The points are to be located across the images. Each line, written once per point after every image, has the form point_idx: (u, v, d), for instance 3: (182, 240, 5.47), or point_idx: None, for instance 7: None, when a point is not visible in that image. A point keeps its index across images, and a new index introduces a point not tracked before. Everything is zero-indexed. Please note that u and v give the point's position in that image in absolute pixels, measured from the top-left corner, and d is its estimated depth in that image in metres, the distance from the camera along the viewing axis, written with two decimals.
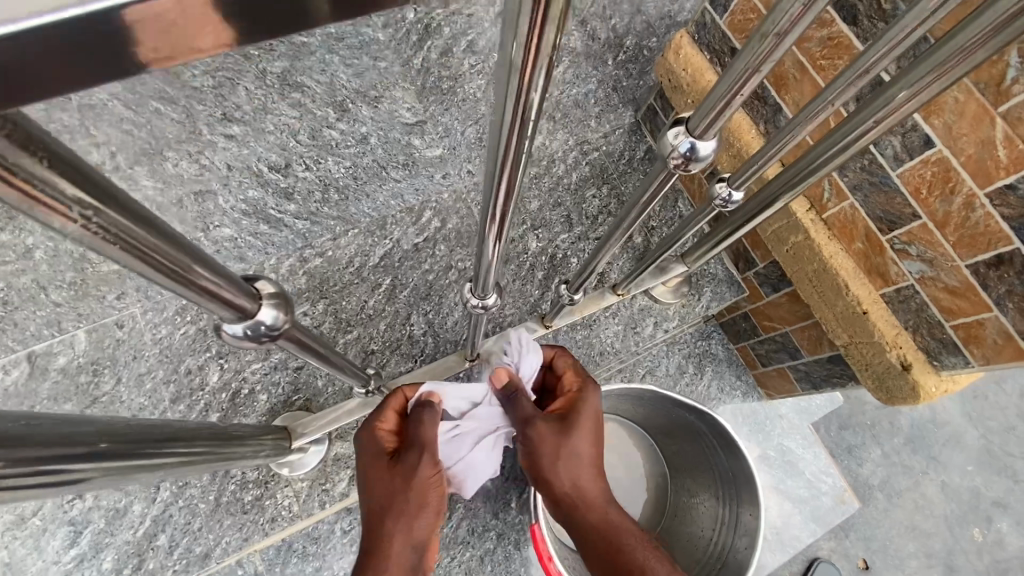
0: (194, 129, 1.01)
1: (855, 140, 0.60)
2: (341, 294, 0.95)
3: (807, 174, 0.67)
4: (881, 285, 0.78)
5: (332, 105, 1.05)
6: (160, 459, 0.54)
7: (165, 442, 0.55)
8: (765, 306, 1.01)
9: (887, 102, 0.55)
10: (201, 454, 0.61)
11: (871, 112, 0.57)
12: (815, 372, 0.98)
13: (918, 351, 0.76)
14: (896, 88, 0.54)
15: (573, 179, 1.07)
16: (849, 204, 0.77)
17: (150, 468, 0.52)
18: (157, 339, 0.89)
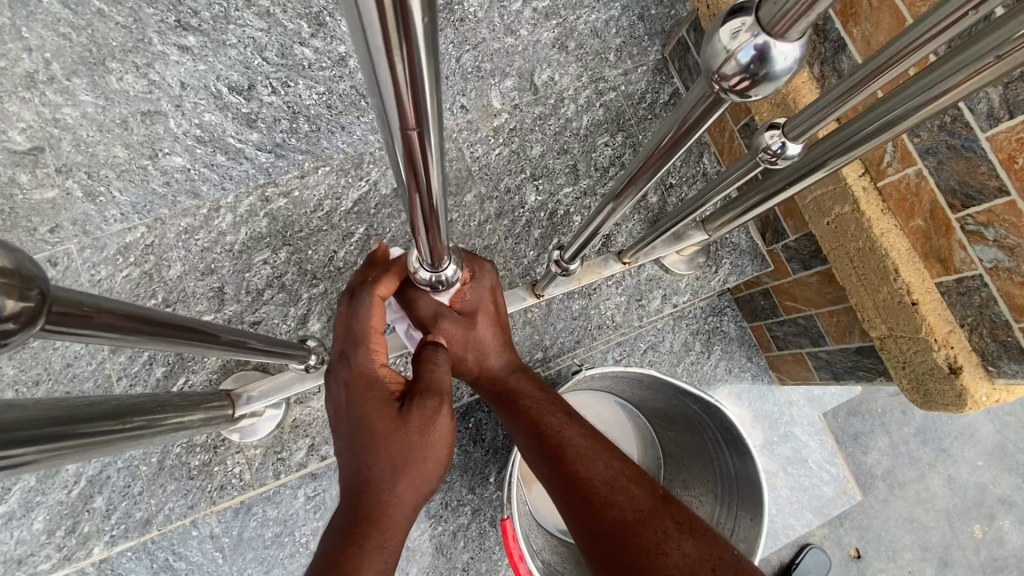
0: (143, 38, 0.84)
1: (942, 94, 0.46)
2: (307, 243, 0.83)
3: (868, 133, 0.53)
4: (937, 272, 0.65)
5: (307, 17, 0.87)
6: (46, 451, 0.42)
7: (73, 423, 0.45)
8: (790, 284, 0.89)
9: (1004, 41, 0.40)
10: (108, 426, 0.50)
11: (977, 50, 0.42)
12: (838, 362, 0.88)
13: (970, 352, 0.65)
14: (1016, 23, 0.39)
15: (583, 122, 0.92)
16: (915, 170, 0.63)
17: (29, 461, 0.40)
18: (96, 281, 0.78)
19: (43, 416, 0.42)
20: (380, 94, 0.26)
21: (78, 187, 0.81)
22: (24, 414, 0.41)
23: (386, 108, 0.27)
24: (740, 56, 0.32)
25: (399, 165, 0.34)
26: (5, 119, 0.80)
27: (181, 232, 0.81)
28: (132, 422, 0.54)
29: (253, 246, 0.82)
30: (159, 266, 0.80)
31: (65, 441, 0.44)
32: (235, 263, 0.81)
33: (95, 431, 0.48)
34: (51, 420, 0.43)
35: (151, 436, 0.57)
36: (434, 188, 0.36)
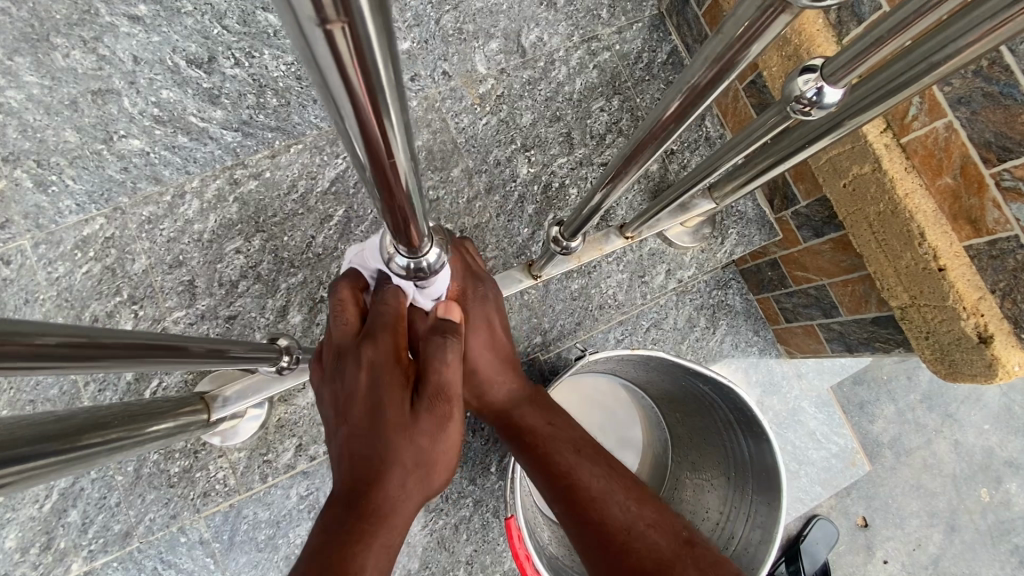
0: (88, 9, 0.74)
1: (953, 57, 0.40)
2: (282, 228, 0.77)
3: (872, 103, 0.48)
4: (967, 235, 0.60)
5: None
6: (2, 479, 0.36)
7: (36, 442, 0.40)
8: (801, 253, 0.84)
9: None
10: (79, 446, 0.45)
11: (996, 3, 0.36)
12: (851, 334, 0.83)
13: (1002, 319, 0.60)
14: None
15: (577, 87, 0.85)
16: (945, 123, 0.58)
17: None
18: (54, 279, 0.72)
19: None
20: (317, 64, 0.19)
21: (27, 177, 0.74)
22: None
23: (331, 86, 0.21)
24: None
25: (357, 153, 0.27)
26: None
27: (144, 222, 0.75)
28: (99, 439, 0.48)
29: (224, 234, 0.75)
30: (122, 259, 0.74)
31: (20, 466, 0.38)
32: (205, 253, 0.75)
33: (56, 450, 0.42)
34: (9, 443, 0.37)
35: (128, 452, 0.52)
36: (402, 162, 0.29)
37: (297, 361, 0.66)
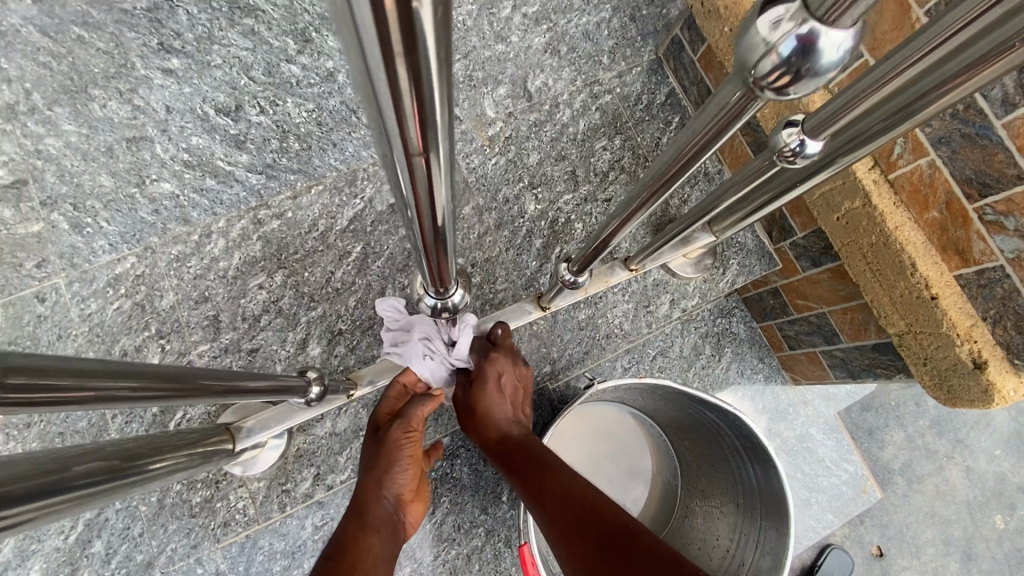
0: (125, 64, 0.80)
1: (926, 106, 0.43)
2: (302, 264, 0.81)
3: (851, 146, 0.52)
4: (956, 265, 0.63)
5: (292, 33, 0.84)
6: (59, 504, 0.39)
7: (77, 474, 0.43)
8: (801, 282, 0.87)
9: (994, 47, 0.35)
10: (118, 475, 0.48)
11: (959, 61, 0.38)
12: (853, 360, 0.86)
13: (996, 346, 0.62)
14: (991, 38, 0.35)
15: (581, 128, 0.90)
16: (928, 161, 0.62)
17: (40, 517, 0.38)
18: (87, 315, 0.76)
19: (40, 467, 0.39)
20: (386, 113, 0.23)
21: (64, 220, 0.78)
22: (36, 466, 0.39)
23: (384, 117, 0.23)
24: (781, 47, 0.28)
25: (402, 189, 0.31)
26: None
27: (172, 260, 0.79)
28: (134, 469, 0.51)
29: (247, 270, 0.79)
30: (151, 296, 0.77)
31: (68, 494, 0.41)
32: (229, 289, 0.79)
33: (95, 482, 0.44)
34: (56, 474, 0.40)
35: (161, 480, 0.55)
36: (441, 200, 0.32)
37: (324, 394, 0.69)
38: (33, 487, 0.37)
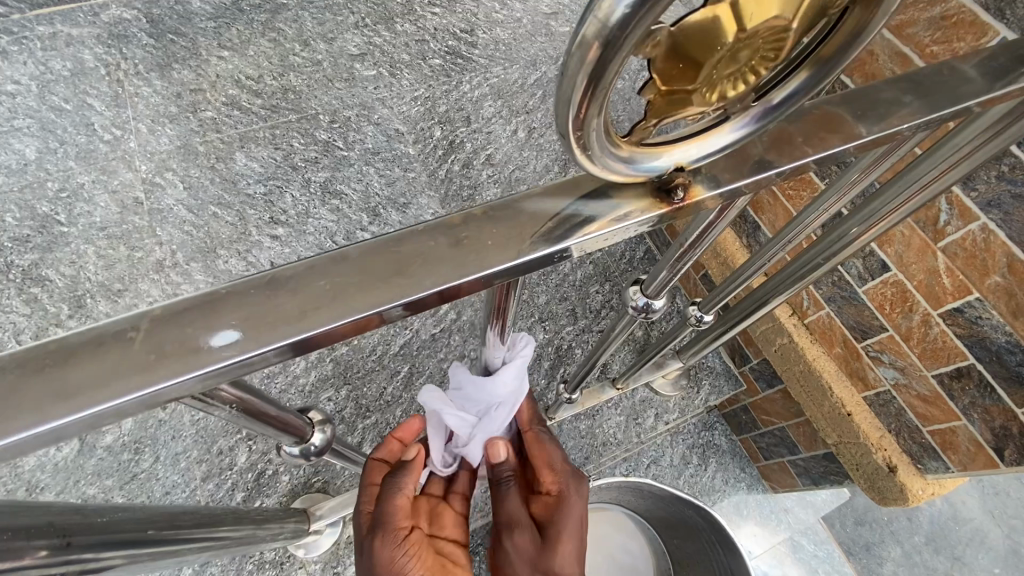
0: (245, 231, 1.16)
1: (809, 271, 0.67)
2: (362, 382, 1.03)
3: (776, 292, 0.73)
4: (861, 389, 0.83)
5: (365, 211, 1.20)
6: (205, 542, 0.54)
7: (219, 522, 0.59)
8: (762, 399, 1.06)
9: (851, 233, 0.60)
10: (240, 531, 0.63)
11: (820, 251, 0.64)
12: (813, 468, 1.02)
13: (902, 453, 0.80)
14: (927, 163, 0.53)
15: (578, 276, 1.17)
16: (825, 313, 0.84)
17: (195, 549, 0.52)
18: (194, 421, 0.98)
19: (169, 518, 0.49)
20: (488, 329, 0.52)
21: None
22: (198, 514, 0.55)
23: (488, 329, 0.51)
24: (637, 301, 0.68)
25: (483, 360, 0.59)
26: (138, 295, 1.09)
27: (263, 377, 1.02)
28: (250, 529, 0.66)
29: (320, 386, 1.02)
30: None
31: (213, 536, 0.56)
32: (305, 400, 1.01)
33: (197, 540, 0.53)
34: (207, 520, 0.56)
35: (260, 539, 0.70)
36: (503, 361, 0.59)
37: None
38: (163, 535, 0.46)
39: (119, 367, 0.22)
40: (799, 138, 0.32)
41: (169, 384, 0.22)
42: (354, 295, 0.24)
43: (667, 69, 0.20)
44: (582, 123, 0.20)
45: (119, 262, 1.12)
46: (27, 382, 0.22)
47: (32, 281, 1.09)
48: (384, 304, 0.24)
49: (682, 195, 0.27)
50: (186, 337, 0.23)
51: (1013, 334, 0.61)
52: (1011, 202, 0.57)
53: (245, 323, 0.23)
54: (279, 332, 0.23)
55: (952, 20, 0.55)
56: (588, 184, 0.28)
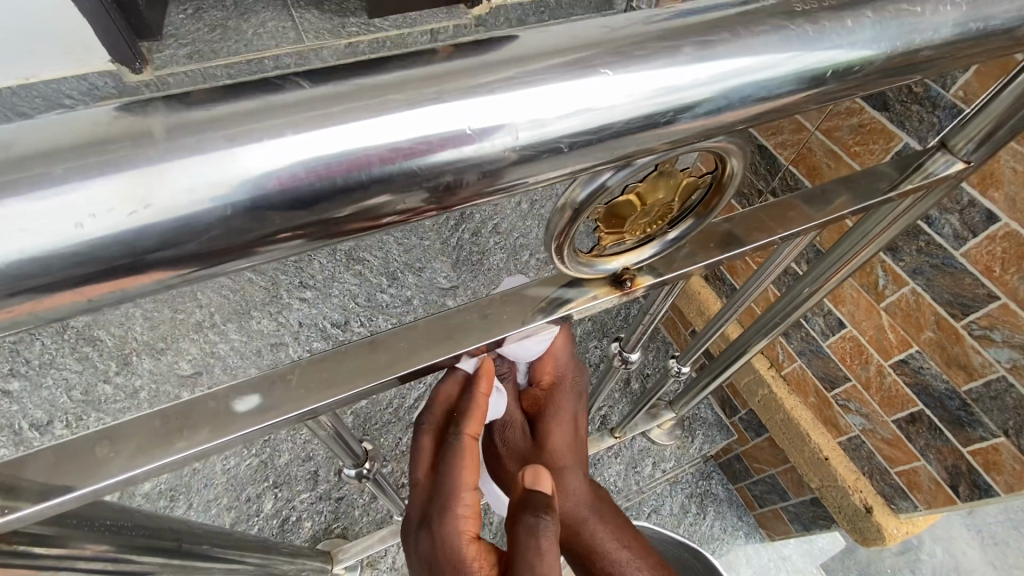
0: (276, 294, 1.29)
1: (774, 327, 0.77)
2: (380, 433, 1.12)
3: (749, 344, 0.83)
4: (835, 434, 0.91)
5: (385, 275, 1.33)
6: (246, 564, 0.61)
7: (256, 547, 0.66)
8: (752, 447, 1.14)
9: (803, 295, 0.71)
10: (273, 558, 0.70)
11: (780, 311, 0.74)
12: (804, 513, 1.08)
13: (877, 494, 0.87)
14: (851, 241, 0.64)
15: (578, 332, 1.28)
16: (798, 365, 0.94)
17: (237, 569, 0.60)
18: (226, 469, 1.06)
19: (216, 537, 0.56)
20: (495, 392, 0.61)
21: None
22: (239, 539, 0.62)
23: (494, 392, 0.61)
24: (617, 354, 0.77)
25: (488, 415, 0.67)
26: (179, 353, 1.20)
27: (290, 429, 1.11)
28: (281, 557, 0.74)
29: None
30: (272, 455, 1.08)
31: (252, 558, 0.63)
32: None
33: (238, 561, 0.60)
34: (247, 544, 0.64)
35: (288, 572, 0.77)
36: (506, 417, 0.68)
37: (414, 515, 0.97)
38: (214, 552, 0.54)
39: (235, 415, 0.28)
40: (741, 230, 0.42)
41: (253, 430, 0.28)
42: (410, 356, 0.31)
43: (606, 218, 0.29)
44: (559, 250, 0.29)
45: (163, 323, 1.24)
46: (151, 432, 0.27)
47: (84, 340, 1.21)
48: (440, 358, 0.31)
49: (628, 282, 0.35)
50: (262, 394, 0.29)
51: (950, 382, 0.71)
52: (931, 271, 0.68)
53: (310, 384, 0.30)
54: (346, 388, 0.30)
55: (868, 127, 0.69)
56: (567, 276, 0.35)
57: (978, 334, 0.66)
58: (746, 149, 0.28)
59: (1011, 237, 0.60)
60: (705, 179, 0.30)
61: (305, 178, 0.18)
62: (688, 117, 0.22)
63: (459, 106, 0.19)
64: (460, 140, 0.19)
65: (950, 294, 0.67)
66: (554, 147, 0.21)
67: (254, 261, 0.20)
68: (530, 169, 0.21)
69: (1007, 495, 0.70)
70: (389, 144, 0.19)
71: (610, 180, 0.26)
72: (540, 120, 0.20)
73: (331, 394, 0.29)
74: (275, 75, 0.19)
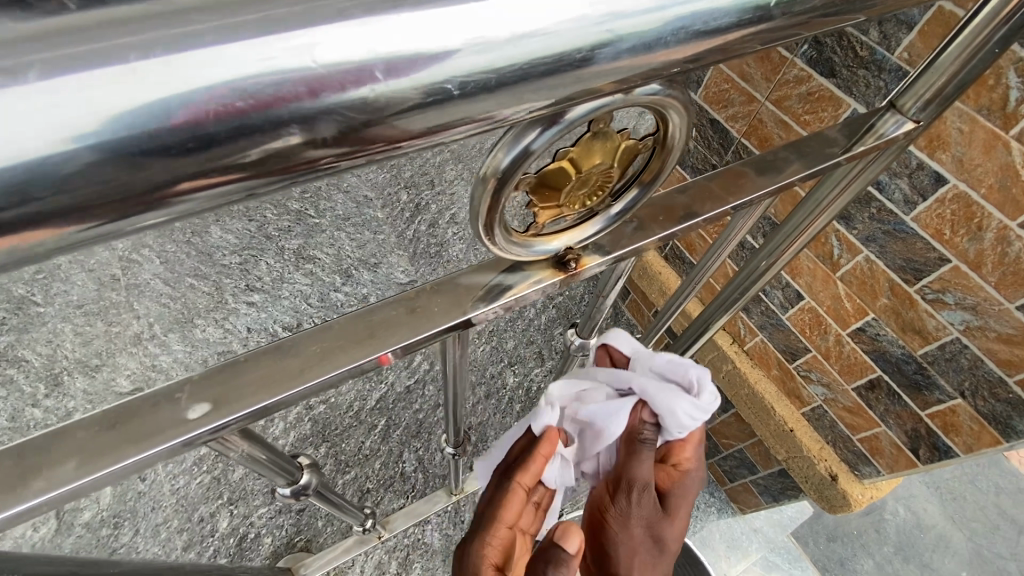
0: (221, 300, 1.21)
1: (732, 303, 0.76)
2: (341, 438, 1.07)
3: (710, 321, 0.82)
4: (799, 406, 0.91)
5: (338, 273, 1.26)
6: None
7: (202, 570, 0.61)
8: (720, 424, 1.14)
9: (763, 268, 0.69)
10: None
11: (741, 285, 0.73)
12: (772, 485, 1.09)
13: (841, 461, 0.88)
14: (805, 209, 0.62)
15: (543, 320, 1.25)
16: (760, 339, 0.93)
17: None
18: (175, 489, 0.99)
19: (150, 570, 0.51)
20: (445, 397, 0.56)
21: None
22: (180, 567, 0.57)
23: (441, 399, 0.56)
24: (574, 342, 0.74)
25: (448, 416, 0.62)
26: (116, 369, 1.11)
27: None
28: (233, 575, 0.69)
29: (299, 445, 1.05)
30: (225, 470, 1.02)
31: None
32: None
33: None
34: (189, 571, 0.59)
35: None
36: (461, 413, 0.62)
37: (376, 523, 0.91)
38: None
39: (114, 446, 0.24)
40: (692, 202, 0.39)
41: (139, 459, 0.24)
42: (325, 359, 0.27)
43: (539, 191, 0.25)
44: (488, 230, 0.26)
45: (96, 338, 1.15)
46: (9, 476, 0.23)
47: (8, 362, 1.11)
48: (361, 360, 0.27)
49: (574, 263, 0.32)
50: (143, 421, 0.25)
51: (907, 347, 0.71)
52: (883, 238, 0.68)
53: (224, 391, 0.26)
54: (251, 402, 0.25)
55: (816, 95, 0.68)
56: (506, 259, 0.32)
57: (931, 298, 0.66)
58: (688, 105, 0.25)
59: (959, 198, 0.60)
60: (647, 142, 0.26)
61: (141, 134, 0.15)
62: (609, 54, 0.19)
63: (331, 31, 0.16)
64: (315, 80, 0.16)
65: (902, 260, 0.67)
66: (443, 91, 0.18)
67: (63, 240, 0.16)
68: (415, 119, 0.18)
69: (964, 455, 0.71)
70: (213, 85, 0.15)
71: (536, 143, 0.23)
72: (415, 51, 0.17)
73: (232, 410, 0.25)
74: (69, 20, 0.15)
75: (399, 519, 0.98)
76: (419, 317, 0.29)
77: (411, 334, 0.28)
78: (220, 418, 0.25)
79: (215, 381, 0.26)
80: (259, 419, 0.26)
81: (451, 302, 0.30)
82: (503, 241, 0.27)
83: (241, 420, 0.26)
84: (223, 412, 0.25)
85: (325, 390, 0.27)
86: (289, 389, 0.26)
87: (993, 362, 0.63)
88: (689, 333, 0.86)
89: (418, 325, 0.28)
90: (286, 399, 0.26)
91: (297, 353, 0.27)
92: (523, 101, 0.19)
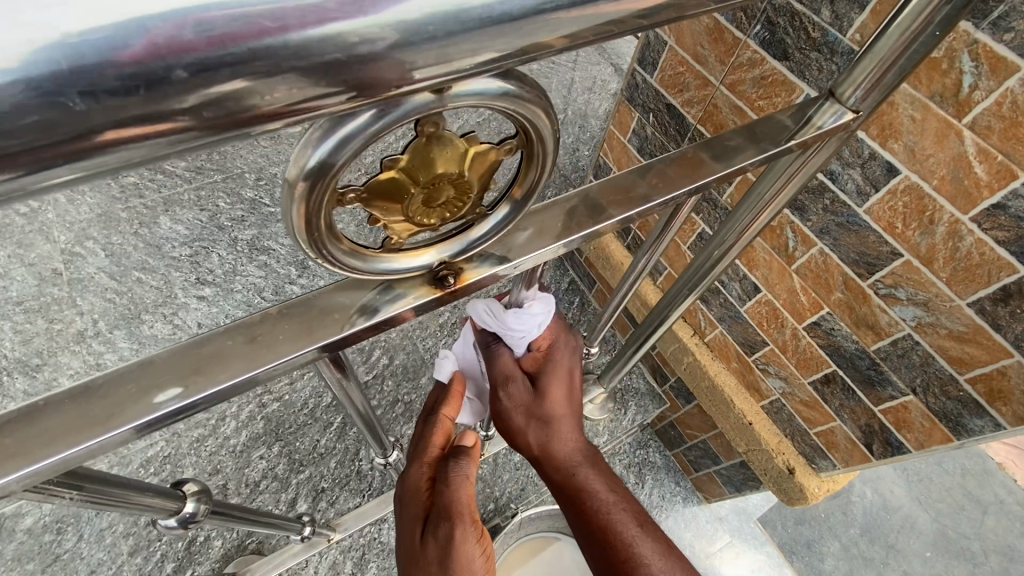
0: (170, 294, 1.16)
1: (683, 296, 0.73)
2: (295, 436, 1.03)
3: (665, 314, 0.79)
4: (758, 399, 0.90)
5: (294, 264, 1.21)
6: None
7: None
8: (683, 415, 1.12)
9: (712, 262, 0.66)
10: None
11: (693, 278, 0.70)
12: (735, 475, 1.08)
13: (799, 455, 0.87)
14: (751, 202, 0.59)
15: None
16: (719, 331, 0.91)
17: None
18: None
19: None
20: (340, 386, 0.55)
21: None
22: None
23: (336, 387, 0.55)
24: None
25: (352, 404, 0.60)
26: (58, 368, 1.07)
27: (193, 442, 1.02)
28: None
29: (251, 445, 1.02)
30: (173, 472, 0.98)
31: None
32: (237, 461, 1.00)
33: None
34: None
35: None
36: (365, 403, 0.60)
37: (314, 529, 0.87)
38: None
39: None
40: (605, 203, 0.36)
41: None
42: (162, 392, 0.25)
43: (373, 206, 0.23)
44: (317, 247, 0.23)
45: (38, 336, 1.10)
46: None
47: None
48: (202, 393, 0.25)
49: (451, 279, 0.30)
50: None
51: (860, 342, 0.69)
52: (837, 230, 0.65)
53: (134, 396, 0.25)
54: (74, 441, 0.24)
55: (769, 79, 0.64)
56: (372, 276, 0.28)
57: (884, 293, 0.64)
58: (544, 105, 0.22)
59: (911, 190, 0.57)
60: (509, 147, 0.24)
61: None
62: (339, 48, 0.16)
63: None
64: None
65: (855, 253, 0.65)
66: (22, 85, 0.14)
67: None
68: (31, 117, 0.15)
69: (916, 451, 0.70)
70: None
71: (352, 139, 0.20)
72: None
73: (55, 450, 0.24)
74: None
75: (349, 520, 0.96)
76: (269, 344, 0.27)
77: (259, 364, 0.26)
78: (39, 459, 0.23)
79: (39, 418, 0.24)
80: (91, 457, 0.25)
81: (307, 326, 0.28)
82: (346, 256, 0.25)
83: (67, 460, 0.24)
84: (43, 452, 0.23)
85: (167, 424, 0.26)
86: (119, 426, 0.24)
87: (945, 360, 0.61)
88: (644, 326, 0.83)
89: (268, 353, 0.27)
90: (118, 436, 0.25)
91: (133, 386, 0.25)
92: (276, 91, 0.17)
